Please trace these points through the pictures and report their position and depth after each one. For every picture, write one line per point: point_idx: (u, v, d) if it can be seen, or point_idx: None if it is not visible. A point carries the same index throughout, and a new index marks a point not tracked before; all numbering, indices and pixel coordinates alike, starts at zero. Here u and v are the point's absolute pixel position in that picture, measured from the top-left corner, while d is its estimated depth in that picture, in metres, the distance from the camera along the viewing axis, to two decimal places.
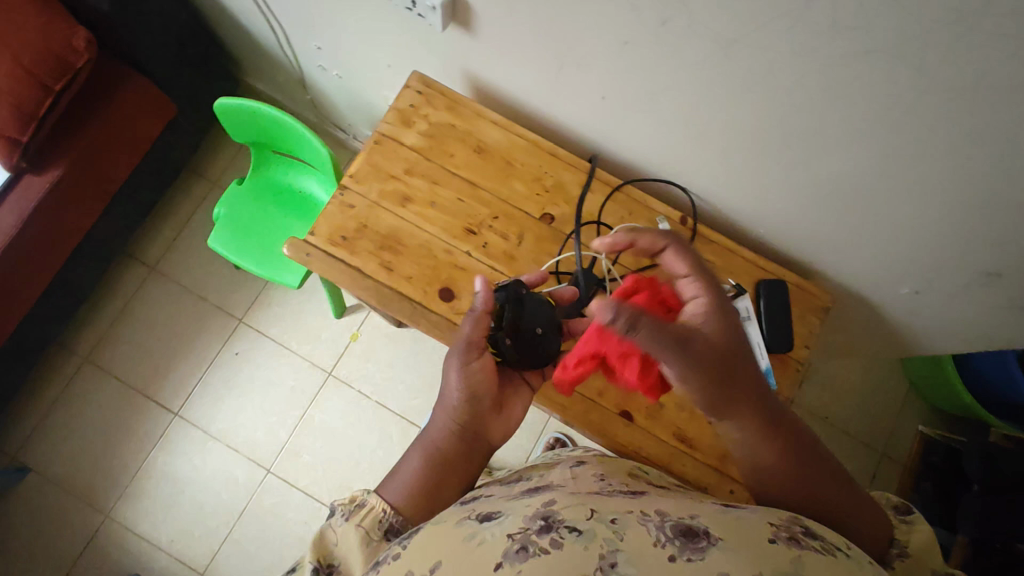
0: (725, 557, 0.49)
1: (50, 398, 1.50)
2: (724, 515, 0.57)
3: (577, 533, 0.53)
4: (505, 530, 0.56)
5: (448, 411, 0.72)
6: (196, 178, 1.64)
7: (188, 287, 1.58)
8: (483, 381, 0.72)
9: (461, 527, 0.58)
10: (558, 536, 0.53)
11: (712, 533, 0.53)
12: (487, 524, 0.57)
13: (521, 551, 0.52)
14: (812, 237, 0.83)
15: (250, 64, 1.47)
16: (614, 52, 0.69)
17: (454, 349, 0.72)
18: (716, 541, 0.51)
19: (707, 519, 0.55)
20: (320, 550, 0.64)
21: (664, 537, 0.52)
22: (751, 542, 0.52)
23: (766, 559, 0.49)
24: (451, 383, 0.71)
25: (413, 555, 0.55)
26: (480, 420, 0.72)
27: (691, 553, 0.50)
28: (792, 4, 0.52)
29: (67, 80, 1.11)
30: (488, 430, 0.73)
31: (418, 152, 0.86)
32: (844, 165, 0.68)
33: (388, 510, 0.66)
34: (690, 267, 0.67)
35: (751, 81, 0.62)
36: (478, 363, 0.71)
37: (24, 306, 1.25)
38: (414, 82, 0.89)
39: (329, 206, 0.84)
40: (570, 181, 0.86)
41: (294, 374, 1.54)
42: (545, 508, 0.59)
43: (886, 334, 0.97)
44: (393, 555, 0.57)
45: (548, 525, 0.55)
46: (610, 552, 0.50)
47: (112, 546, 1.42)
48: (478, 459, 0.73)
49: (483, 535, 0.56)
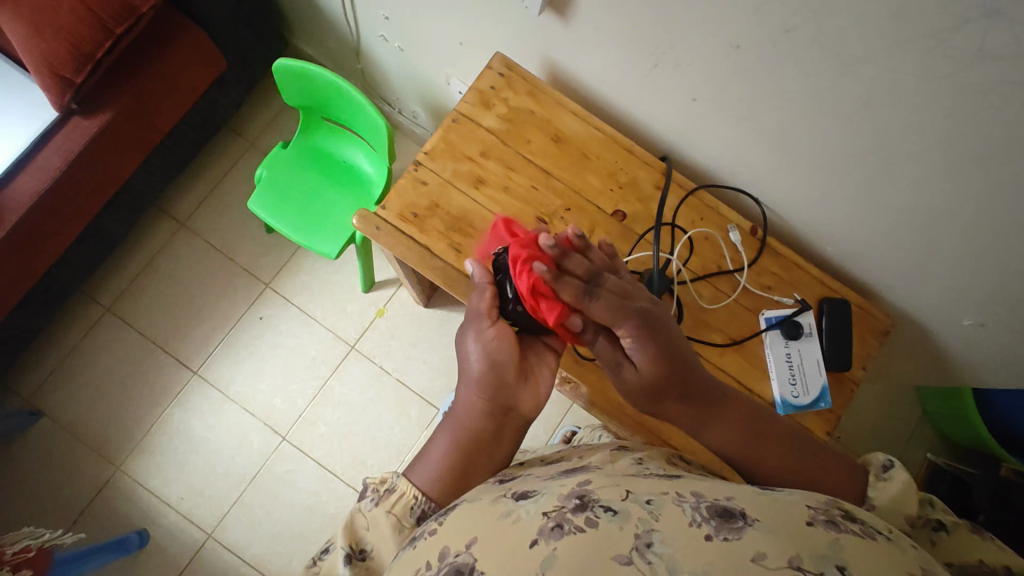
0: (763, 538, 0.40)
1: (71, 343, 1.49)
2: (762, 495, 0.47)
3: (612, 513, 0.46)
4: (540, 507, 0.49)
5: (472, 384, 0.67)
6: (235, 136, 1.61)
7: (217, 246, 1.56)
8: (502, 349, 0.68)
9: (496, 505, 0.52)
10: (593, 515, 0.46)
11: (749, 513, 0.44)
12: (522, 502, 0.51)
13: (556, 529, 0.45)
14: (883, 262, 0.82)
15: (304, 26, 1.45)
16: (721, 56, 0.69)
17: (468, 321, 0.70)
18: (752, 523, 0.42)
19: (747, 500, 0.46)
20: (351, 534, 0.61)
21: (700, 517, 0.44)
22: (789, 523, 0.42)
23: (808, 541, 0.41)
24: (470, 353, 0.68)
25: (446, 533, 0.51)
26: (507, 391, 0.67)
27: (727, 532, 0.42)
28: (936, 27, 0.52)
29: (128, 25, 1.08)
30: (518, 403, 0.68)
31: (496, 135, 0.88)
32: (943, 194, 0.67)
33: (419, 496, 0.62)
34: (611, 316, 0.61)
35: (865, 98, 0.62)
36: (493, 331, 0.69)
37: (59, 248, 1.23)
38: (497, 64, 0.91)
39: (403, 181, 0.85)
40: (645, 178, 0.88)
41: (317, 343, 1.52)
42: (583, 486, 0.51)
43: (936, 367, 0.96)
44: (429, 531, 0.53)
45: (583, 503, 0.47)
46: (645, 531, 0.43)
47: (120, 499, 1.41)
48: (512, 434, 0.68)
49: (517, 513, 0.49)
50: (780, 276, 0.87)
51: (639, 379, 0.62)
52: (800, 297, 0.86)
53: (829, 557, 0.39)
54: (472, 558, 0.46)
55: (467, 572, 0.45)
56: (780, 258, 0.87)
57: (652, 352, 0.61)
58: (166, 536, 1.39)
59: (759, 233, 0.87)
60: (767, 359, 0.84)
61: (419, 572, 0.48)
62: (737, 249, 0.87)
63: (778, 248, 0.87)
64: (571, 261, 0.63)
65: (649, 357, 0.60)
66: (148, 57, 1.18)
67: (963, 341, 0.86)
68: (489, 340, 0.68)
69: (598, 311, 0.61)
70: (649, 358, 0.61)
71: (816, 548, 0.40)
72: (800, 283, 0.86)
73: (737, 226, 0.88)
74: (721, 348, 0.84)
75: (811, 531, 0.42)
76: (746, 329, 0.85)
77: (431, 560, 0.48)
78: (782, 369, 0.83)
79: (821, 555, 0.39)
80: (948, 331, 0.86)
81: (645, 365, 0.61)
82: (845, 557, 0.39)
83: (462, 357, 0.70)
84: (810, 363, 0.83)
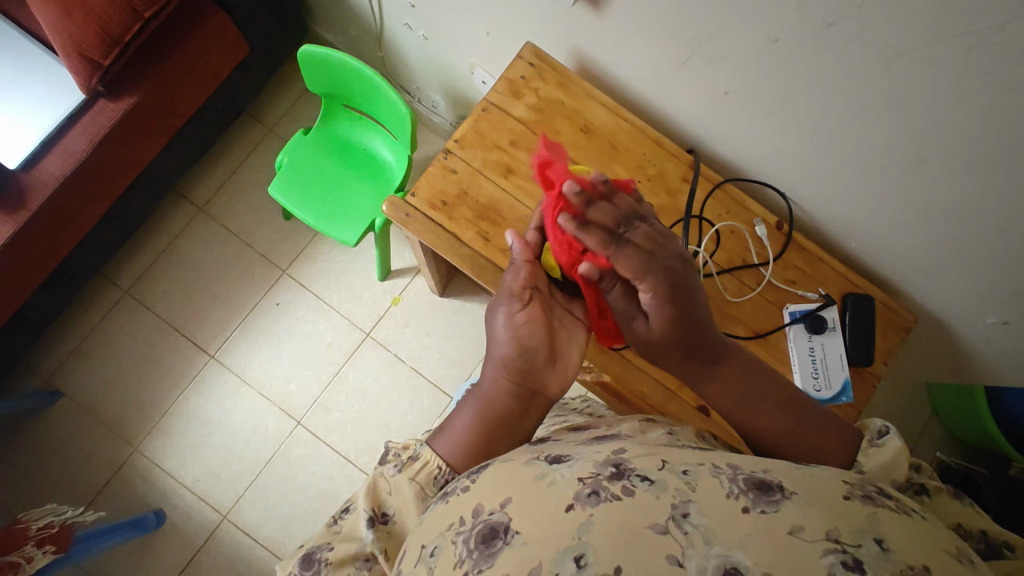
0: (801, 512, 0.39)
1: (89, 325, 1.51)
2: (797, 468, 0.45)
3: (649, 482, 0.44)
4: (575, 472, 0.47)
5: (498, 364, 0.64)
6: (253, 123, 1.62)
7: (235, 231, 1.57)
8: (530, 334, 0.64)
9: (530, 466, 0.50)
10: (631, 484, 0.44)
11: (787, 485, 0.42)
12: (557, 466, 0.49)
13: (593, 496, 0.43)
14: (908, 258, 0.83)
15: (325, 13, 1.45)
16: (759, 50, 0.69)
17: (499, 300, 0.67)
18: (791, 496, 0.40)
19: (784, 473, 0.44)
20: (374, 498, 0.59)
21: (738, 489, 0.42)
22: (827, 497, 0.40)
23: (844, 515, 0.39)
24: (499, 330, 0.65)
25: (479, 491, 0.49)
26: (536, 376, 0.64)
27: (764, 506, 0.40)
28: (983, 24, 0.52)
29: (157, 8, 1.08)
30: (546, 385, 0.64)
31: (526, 125, 0.90)
32: (979, 193, 0.67)
33: (443, 467, 0.59)
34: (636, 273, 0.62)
35: (904, 95, 0.63)
36: (523, 315, 0.65)
37: (81, 230, 1.24)
38: (526, 54, 0.93)
39: (432, 168, 0.87)
40: (672, 171, 0.89)
41: (332, 330, 1.53)
42: (619, 455, 0.49)
43: (955, 363, 0.97)
44: (462, 487, 0.51)
45: (620, 471, 0.46)
46: (682, 501, 0.41)
47: (137, 479, 1.42)
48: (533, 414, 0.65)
49: (553, 476, 0.47)
50: (803, 270, 0.88)
51: (650, 333, 0.62)
52: (825, 292, 0.86)
53: (865, 530, 0.38)
54: (507, 517, 0.45)
55: (502, 530, 0.44)
56: (804, 253, 0.88)
57: (665, 313, 0.61)
58: (182, 516, 1.41)
59: (784, 228, 0.88)
60: (790, 353, 0.85)
61: (453, 527, 0.47)
62: (763, 243, 0.88)
63: (802, 242, 0.88)
64: (596, 209, 0.64)
65: (666, 320, 0.61)
66: (176, 39, 1.18)
67: (985, 338, 0.86)
68: (520, 324, 0.64)
69: (620, 264, 0.63)
70: (664, 318, 0.61)
71: (853, 522, 0.38)
72: (825, 277, 0.87)
73: (764, 220, 0.89)
74: (745, 340, 0.85)
75: (849, 506, 0.40)
76: (771, 322, 0.86)
77: (465, 516, 0.47)
78: (805, 363, 0.84)
79: (857, 530, 0.38)
80: (971, 328, 0.86)
81: (657, 322, 0.61)
82: (882, 530, 0.38)
83: (490, 337, 0.67)
84: (833, 358, 0.84)
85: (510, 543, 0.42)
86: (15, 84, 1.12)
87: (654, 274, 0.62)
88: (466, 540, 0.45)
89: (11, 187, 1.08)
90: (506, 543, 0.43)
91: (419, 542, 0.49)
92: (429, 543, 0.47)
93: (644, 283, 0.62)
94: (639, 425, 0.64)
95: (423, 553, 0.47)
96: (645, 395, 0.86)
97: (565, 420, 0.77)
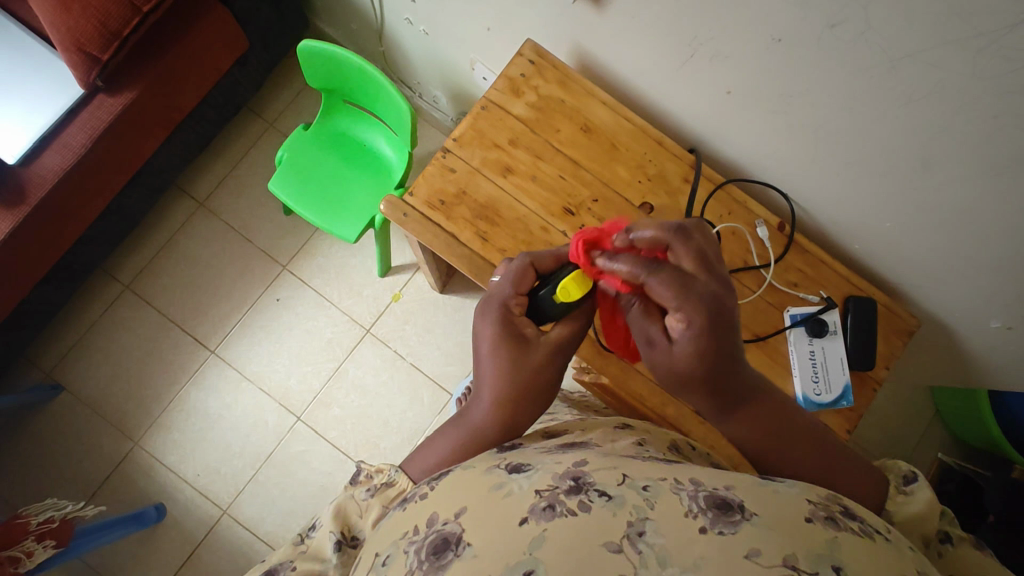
0: (761, 534, 0.38)
1: (90, 319, 1.51)
2: (762, 485, 0.44)
3: (607, 498, 0.43)
4: (533, 484, 0.47)
5: None
6: (254, 117, 1.61)
7: (235, 227, 1.57)
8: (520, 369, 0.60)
9: (489, 475, 0.50)
10: (587, 499, 0.43)
11: (748, 506, 0.41)
12: (515, 476, 0.48)
13: (548, 510, 0.43)
14: (911, 261, 0.82)
15: (325, 8, 1.44)
16: (762, 50, 0.68)
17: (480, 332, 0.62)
18: (751, 517, 0.39)
19: (747, 491, 0.43)
20: (342, 520, 0.59)
21: (697, 507, 0.41)
22: (789, 519, 0.40)
23: (803, 538, 0.38)
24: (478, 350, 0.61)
25: (436, 499, 0.49)
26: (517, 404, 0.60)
27: (723, 526, 0.39)
28: (992, 26, 0.51)
29: (155, 3, 1.08)
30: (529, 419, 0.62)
31: (525, 124, 0.89)
32: (983, 196, 0.66)
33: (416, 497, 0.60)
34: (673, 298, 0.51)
35: (909, 97, 0.62)
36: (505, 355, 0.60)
37: (81, 224, 1.24)
38: (527, 51, 0.91)
39: (431, 167, 0.87)
40: (672, 172, 0.89)
41: (332, 327, 1.52)
42: (579, 466, 0.48)
43: (956, 366, 0.96)
44: (421, 494, 0.51)
45: (578, 486, 0.45)
46: (639, 519, 0.40)
47: (138, 473, 1.43)
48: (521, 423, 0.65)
49: (510, 487, 0.47)
50: (805, 273, 0.87)
51: (671, 362, 0.52)
52: (827, 295, 0.86)
53: (824, 557, 0.37)
54: (460, 528, 0.44)
55: (454, 542, 0.43)
56: (806, 256, 0.87)
57: (698, 346, 0.50)
58: (183, 510, 1.41)
59: (786, 230, 0.87)
60: (790, 356, 0.84)
61: (407, 535, 0.46)
62: (764, 245, 0.87)
63: (804, 244, 0.87)
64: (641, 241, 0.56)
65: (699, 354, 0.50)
66: (174, 33, 1.17)
67: (987, 341, 0.85)
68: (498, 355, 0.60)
69: (655, 288, 0.52)
70: (694, 353, 0.50)
71: (812, 548, 0.37)
72: (827, 280, 0.86)
73: (765, 221, 0.88)
74: (744, 343, 0.85)
75: (809, 529, 0.39)
76: (770, 325, 0.86)
77: (419, 525, 0.47)
78: (805, 366, 0.83)
79: (815, 556, 0.37)
80: (974, 331, 0.85)
81: (681, 351, 0.51)
82: (840, 555, 0.37)
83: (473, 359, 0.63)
84: (834, 361, 0.83)
85: (460, 556, 0.42)
86: (13, 79, 1.12)
87: (692, 300, 0.50)
88: (417, 550, 0.44)
89: (10, 182, 1.07)
90: (456, 555, 0.42)
91: (374, 549, 0.49)
92: (384, 551, 0.47)
93: (679, 309, 0.50)
94: (618, 434, 0.64)
95: (377, 560, 0.47)
96: (644, 398, 0.85)
97: (555, 418, 0.76)
